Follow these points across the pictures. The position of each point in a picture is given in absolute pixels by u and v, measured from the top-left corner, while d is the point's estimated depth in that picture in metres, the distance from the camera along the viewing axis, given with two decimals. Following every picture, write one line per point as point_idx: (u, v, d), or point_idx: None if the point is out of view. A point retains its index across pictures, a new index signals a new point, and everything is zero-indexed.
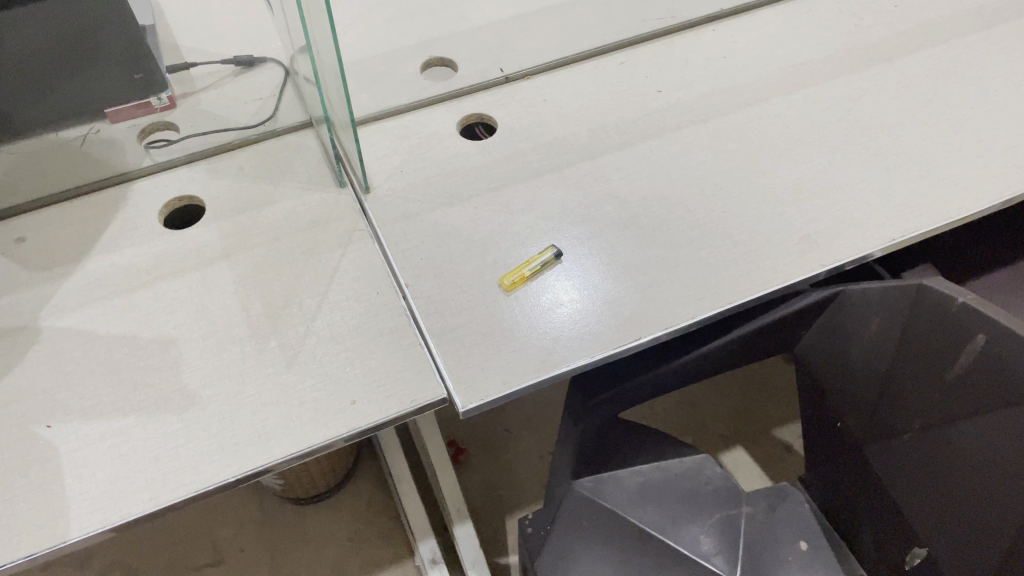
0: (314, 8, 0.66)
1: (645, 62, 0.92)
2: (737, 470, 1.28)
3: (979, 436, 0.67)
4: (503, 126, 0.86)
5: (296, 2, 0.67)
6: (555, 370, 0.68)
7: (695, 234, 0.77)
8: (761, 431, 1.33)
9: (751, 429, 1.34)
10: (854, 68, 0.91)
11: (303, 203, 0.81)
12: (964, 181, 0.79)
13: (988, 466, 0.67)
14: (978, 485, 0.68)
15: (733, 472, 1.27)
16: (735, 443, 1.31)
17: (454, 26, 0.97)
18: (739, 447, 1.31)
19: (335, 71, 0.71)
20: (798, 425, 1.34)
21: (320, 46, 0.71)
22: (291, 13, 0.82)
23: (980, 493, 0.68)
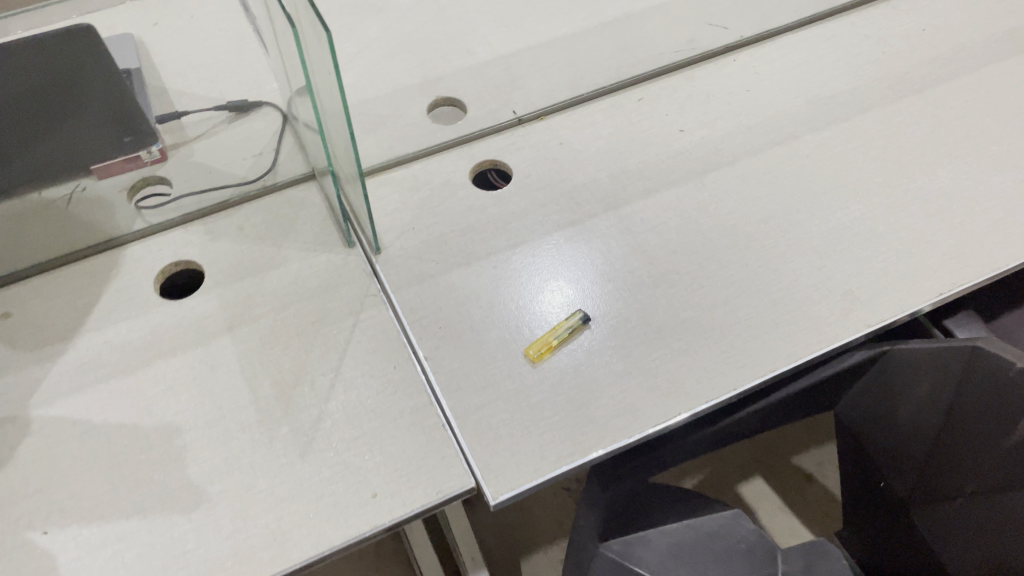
0: (322, 64, 0.61)
1: (665, 98, 0.87)
2: (762, 508, 1.24)
3: None
4: (520, 174, 0.81)
5: (301, 57, 0.62)
6: (590, 453, 0.63)
7: (730, 292, 0.72)
8: (781, 458, 1.30)
9: (780, 462, 1.29)
10: (885, 100, 0.87)
11: (310, 265, 0.75)
12: (1010, 227, 0.75)
13: None
14: None
15: (751, 507, 1.24)
16: (753, 473, 1.28)
17: (459, 60, 0.91)
18: (757, 476, 1.28)
19: (344, 133, 0.65)
20: (818, 451, 1.30)
21: (326, 101, 0.66)
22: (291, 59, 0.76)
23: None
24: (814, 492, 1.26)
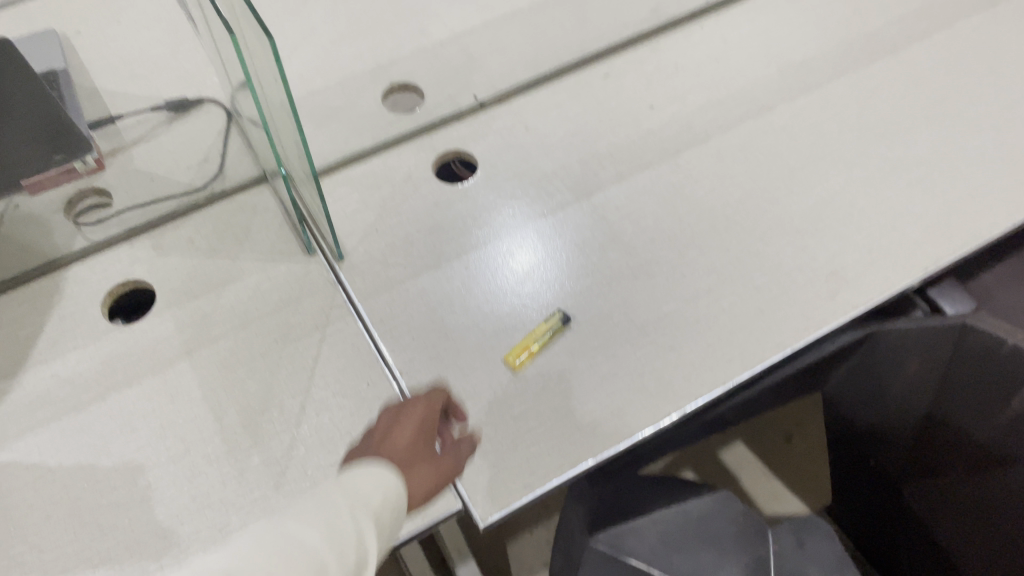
0: (265, 69, 0.56)
1: (631, 73, 0.83)
2: (746, 474, 1.24)
3: None
4: (485, 164, 0.77)
5: (242, 63, 0.56)
6: (579, 463, 0.61)
7: (712, 281, 0.69)
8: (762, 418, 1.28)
9: (761, 422, 1.28)
10: (858, 63, 0.84)
11: (268, 277, 0.71)
12: (993, 194, 0.74)
13: None
14: None
15: (735, 473, 1.24)
16: (735, 437, 1.27)
17: (412, 41, 0.86)
18: (739, 441, 1.27)
19: (294, 141, 0.60)
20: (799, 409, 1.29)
21: (274, 106, 0.61)
22: (229, 56, 0.70)
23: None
24: (796, 452, 1.25)
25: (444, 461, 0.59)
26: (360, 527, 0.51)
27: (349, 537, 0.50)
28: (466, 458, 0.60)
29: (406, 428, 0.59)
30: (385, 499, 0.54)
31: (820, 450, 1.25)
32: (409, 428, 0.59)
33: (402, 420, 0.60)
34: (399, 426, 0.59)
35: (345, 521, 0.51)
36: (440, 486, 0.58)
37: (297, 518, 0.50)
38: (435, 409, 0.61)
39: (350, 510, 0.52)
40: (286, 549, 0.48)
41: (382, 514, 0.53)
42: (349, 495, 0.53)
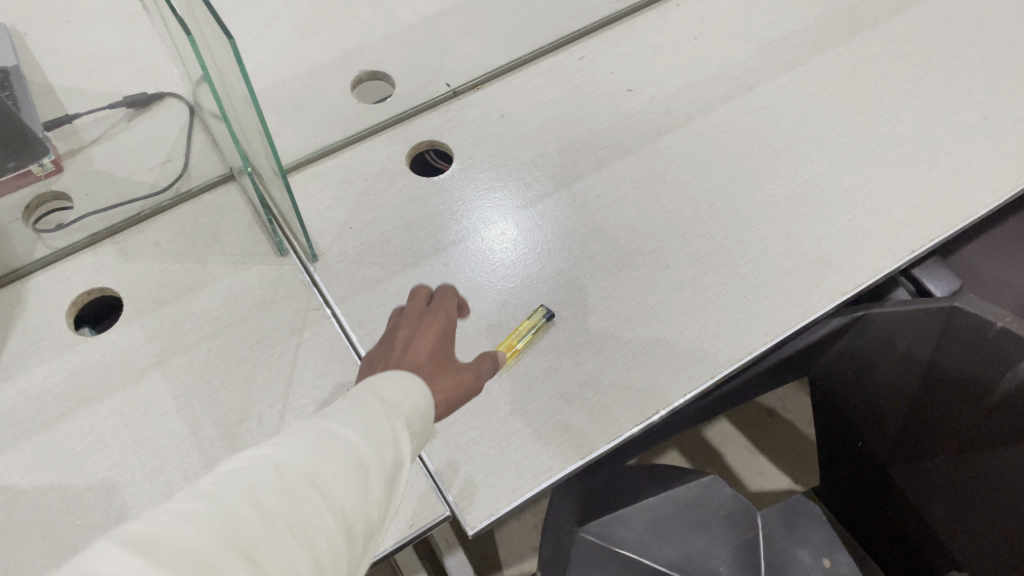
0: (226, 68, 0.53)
1: (608, 54, 0.80)
2: (729, 450, 1.24)
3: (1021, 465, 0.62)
4: (461, 154, 0.74)
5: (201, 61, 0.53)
6: (568, 464, 0.59)
7: (697, 269, 0.68)
8: None
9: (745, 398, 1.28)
10: (839, 38, 0.82)
11: (240, 281, 0.68)
12: (978, 170, 0.72)
13: None
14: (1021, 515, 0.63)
15: (718, 449, 1.24)
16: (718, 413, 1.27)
17: (379, 26, 0.83)
18: (722, 417, 1.27)
19: (262, 143, 0.58)
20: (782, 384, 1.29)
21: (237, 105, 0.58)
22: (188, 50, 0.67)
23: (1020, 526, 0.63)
24: (779, 428, 1.26)
25: (466, 371, 0.55)
26: (400, 420, 0.45)
27: (392, 438, 0.44)
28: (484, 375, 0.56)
29: (425, 337, 0.55)
30: (422, 405, 0.48)
31: (803, 426, 1.25)
32: (429, 337, 0.55)
33: (420, 329, 0.55)
34: (417, 334, 0.55)
35: (384, 416, 0.45)
36: (463, 399, 0.53)
37: (334, 413, 0.44)
38: (450, 323, 0.57)
39: (390, 408, 0.45)
40: (322, 445, 0.41)
41: (422, 417, 0.48)
42: (385, 396, 0.46)
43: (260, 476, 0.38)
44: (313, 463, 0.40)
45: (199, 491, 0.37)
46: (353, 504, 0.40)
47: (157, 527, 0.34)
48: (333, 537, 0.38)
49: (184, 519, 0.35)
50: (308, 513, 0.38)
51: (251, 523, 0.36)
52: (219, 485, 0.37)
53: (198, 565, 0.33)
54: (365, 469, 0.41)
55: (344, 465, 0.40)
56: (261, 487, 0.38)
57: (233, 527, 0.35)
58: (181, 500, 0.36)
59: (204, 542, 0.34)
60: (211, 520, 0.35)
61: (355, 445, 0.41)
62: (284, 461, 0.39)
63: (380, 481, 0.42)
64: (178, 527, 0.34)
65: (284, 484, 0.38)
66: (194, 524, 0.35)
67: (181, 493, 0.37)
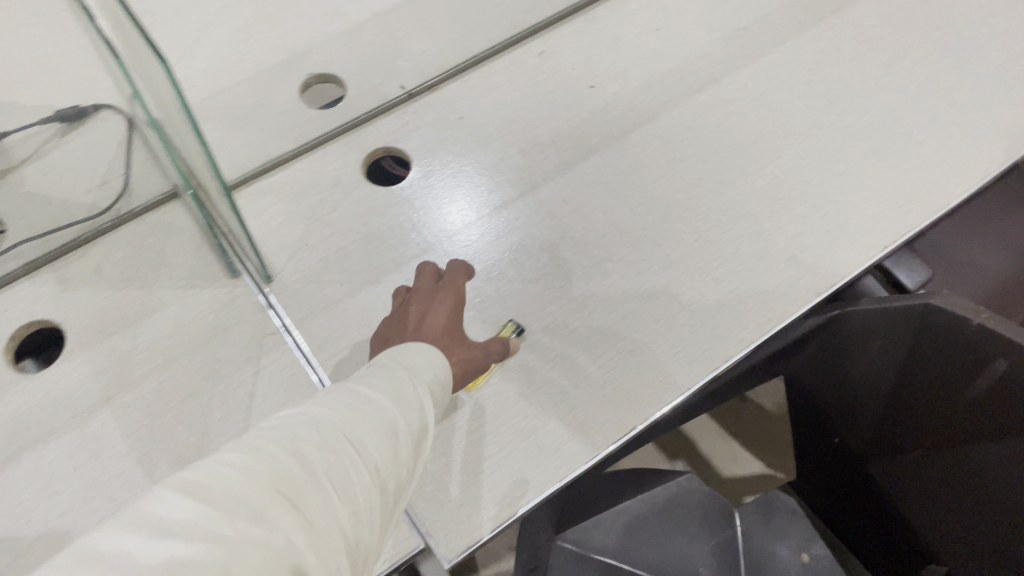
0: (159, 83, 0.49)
1: (568, 48, 0.77)
2: (703, 436, 1.23)
3: (999, 459, 0.61)
4: (420, 160, 0.71)
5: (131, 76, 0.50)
6: (545, 489, 0.57)
7: (669, 274, 0.66)
8: None
9: None
10: (803, 25, 0.80)
11: (191, 307, 0.64)
12: (948, 159, 0.71)
13: (1012, 490, 0.61)
14: (1000, 508, 0.62)
15: (693, 437, 1.23)
16: None
17: (327, 25, 0.79)
18: None
19: (202, 160, 0.54)
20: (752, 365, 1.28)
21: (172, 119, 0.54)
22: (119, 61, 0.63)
23: (1001, 523, 0.63)
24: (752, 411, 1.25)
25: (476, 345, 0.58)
26: (420, 389, 0.50)
27: (415, 405, 0.49)
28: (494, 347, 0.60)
29: (439, 310, 0.58)
30: (440, 375, 0.53)
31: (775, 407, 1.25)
32: (443, 309, 0.58)
33: (433, 303, 0.59)
34: (431, 309, 0.58)
35: (408, 384, 0.50)
36: (476, 371, 0.57)
37: (363, 380, 0.49)
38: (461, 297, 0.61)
39: (411, 378, 0.50)
40: (353, 410, 0.45)
41: (440, 387, 0.53)
42: (408, 367, 0.51)
43: (302, 431, 0.42)
44: (347, 425, 0.44)
45: (249, 444, 0.40)
46: (381, 465, 0.44)
47: (215, 472, 0.37)
48: (367, 490, 0.42)
49: (240, 467, 0.38)
50: (345, 468, 0.42)
51: (298, 473, 0.39)
52: (267, 440, 0.41)
53: (255, 505, 0.36)
54: (392, 432, 0.46)
55: (375, 425, 0.45)
56: (304, 440, 0.41)
57: (283, 476, 0.39)
58: (233, 451, 0.39)
59: (261, 487, 0.37)
60: (262, 468, 0.38)
61: (384, 410, 0.46)
62: (323, 420, 0.43)
63: (405, 442, 0.46)
64: (234, 471, 0.37)
65: (325, 440, 0.42)
66: (249, 471, 0.38)
67: (233, 446, 0.40)
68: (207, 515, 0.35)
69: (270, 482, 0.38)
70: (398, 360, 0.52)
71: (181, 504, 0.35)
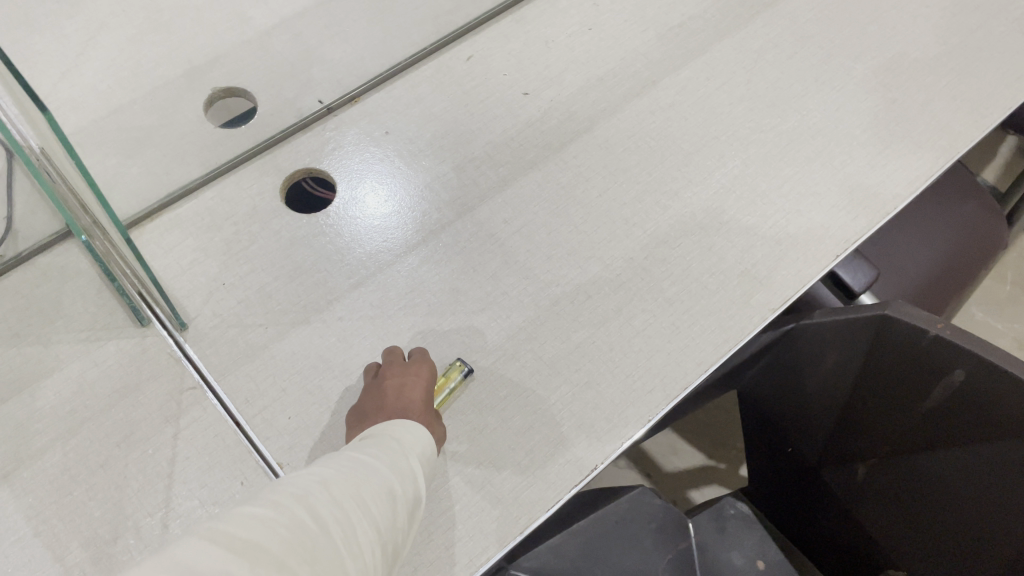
0: (39, 120, 0.42)
1: (497, 52, 0.73)
2: (663, 454, 1.18)
3: (956, 468, 0.61)
4: (344, 183, 0.65)
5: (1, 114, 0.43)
6: (505, 543, 0.53)
7: (620, 297, 0.62)
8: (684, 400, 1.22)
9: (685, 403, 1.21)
10: (739, 21, 0.77)
11: (95, 362, 0.57)
12: (892, 159, 0.70)
13: (972, 500, 0.60)
14: (959, 517, 0.61)
15: (654, 456, 1.17)
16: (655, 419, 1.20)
17: (231, 32, 0.72)
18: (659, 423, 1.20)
19: (93, 197, 0.48)
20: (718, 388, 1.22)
21: (59, 156, 0.47)
22: None
23: (961, 531, 0.62)
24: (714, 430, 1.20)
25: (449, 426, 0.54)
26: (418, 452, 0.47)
27: (415, 468, 0.45)
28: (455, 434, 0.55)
29: (417, 383, 0.54)
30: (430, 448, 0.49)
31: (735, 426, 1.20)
32: (421, 382, 0.54)
33: (409, 376, 0.54)
34: (409, 380, 0.54)
35: (400, 452, 0.45)
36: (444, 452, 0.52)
37: (357, 448, 0.45)
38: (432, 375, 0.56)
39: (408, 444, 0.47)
40: (357, 467, 0.42)
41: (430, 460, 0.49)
42: (399, 435, 0.47)
43: (312, 487, 0.39)
44: (355, 480, 0.41)
45: (262, 499, 0.37)
46: (387, 524, 0.41)
47: (232, 523, 0.34)
48: (373, 551, 0.39)
49: (259, 519, 0.35)
50: (355, 523, 0.38)
51: (312, 528, 0.36)
52: (278, 494, 0.37)
53: (274, 554, 0.33)
54: (396, 494, 0.42)
55: (379, 488, 0.41)
56: (315, 496, 0.38)
57: (299, 528, 0.35)
58: (247, 507, 0.36)
59: (279, 538, 0.34)
60: (279, 519, 0.35)
61: (385, 473, 0.42)
62: (331, 479, 0.40)
63: (403, 509, 0.43)
64: (251, 523, 0.34)
65: (333, 496, 0.39)
66: (267, 524, 0.35)
67: (248, 500, 0.37)
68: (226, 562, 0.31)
69: (287, 534, 0.34)
70: (390, 428, 0.48)
71: (204, 551, 0.32)
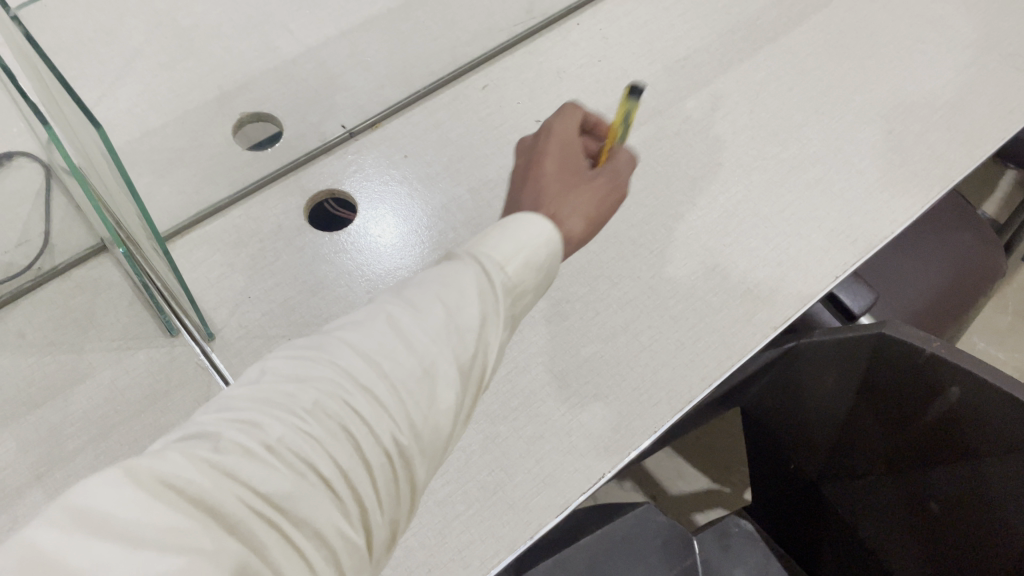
0: (89, 138, 0.45)
1: (512, 82, 0.76)
2: (669, 479, 1.19)
3: (952, 481, 0.63)
4: (365, 203, 0.68)
5: (52, 132, 0.45)
6: (515, 547, 0.55)
7: (628, 314, 0.65)
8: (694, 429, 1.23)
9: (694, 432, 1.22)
10: (742, 54, 0.80)
11: (125, 370, 0.60)
12: (888, 187, 0.73)
13: (967, 511, 0.62)
14: (955, 527, 0.63)
15: (660, 480, 1.19)
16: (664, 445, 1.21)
17: (259, 60, 0.75)
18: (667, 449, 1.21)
19: (137, 218, 0.50)
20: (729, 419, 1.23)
21: (102, 171, 0.49)
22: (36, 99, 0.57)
23: (950, 543, 0.64)
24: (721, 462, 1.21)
25: (599, 181, 0.56)
26: (487, 290, 0.47)
27: (476, 322, 0.45)
28: (627, 167, 0.59)
29: (550, 158, 0.57)
30: (529, 261, 0.49)
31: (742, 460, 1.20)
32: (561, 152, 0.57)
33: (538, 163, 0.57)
34: (551, 150, 0.57)
35: (469, 297, 0.46)
36: (608, 199, 0.56)
37: (402, 313, 0.44)
38: (575, 142, 0.59)
39: (485, 278, 0.47)
40: (384, 348, 0.42)
41: (519, 278, 0.48)
42: (482, 260, 0.47)
43: (303, 412, 0.39)
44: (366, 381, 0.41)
45: (237, 433, 0.37)
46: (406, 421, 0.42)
47: (196, 470, 0.35)
48: (377, 461, 0.40)
49: (220, 469, 0.36)
50: (348, 447, 0.40)
51: (284, 469, 0.37)
52: (258, 424, 0.38)
53: (226, 514, 0.35)
54: (433, 373, 0.43)
55: (392, 396, 0.41)
56: (305, 425, 0.39)
57: (267, 471, 0.37)
58: (220, 441, 0.37)
59: (238, 490, 0.36)
60: (247, 464, 0.36)
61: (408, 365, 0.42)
62: (333, 393, 0.40)
63: (440, 397, 0.43)
64: (210, 476, 0.35)
65: (325, 422, 0.39)
66: (228, 472, 0.36)
67: (228, 427, 0.38)
68: (171, 522, 0.33)
69: (246, 484, 0.36)
70: (473, 257, 0.48)
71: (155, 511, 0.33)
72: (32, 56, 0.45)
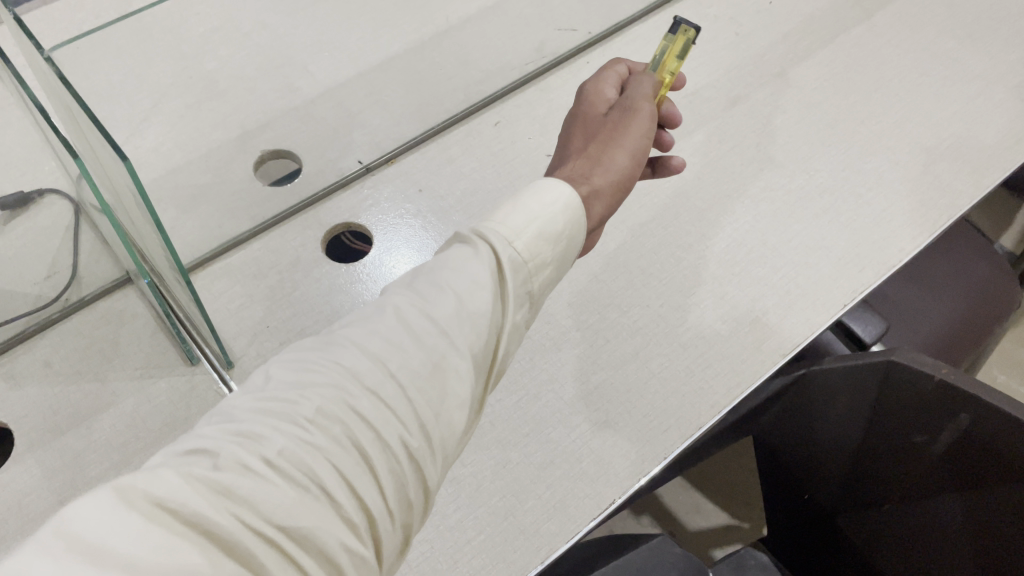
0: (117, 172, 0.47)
1: (523, 118, 0.78)
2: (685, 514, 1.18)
3: (969, 506, 0.62)
4: (380, 236, 0.70)
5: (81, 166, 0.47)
6: (527, 572, 0.55)
7: (638, 341, 0.66)
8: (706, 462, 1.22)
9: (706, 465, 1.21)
10: (750, 89, 0.82)
11: (147, 398, 0.62)
12: (895, 216, 0.74)
13: (988, 536, 0.61)
14: (977, 553, 0.63)
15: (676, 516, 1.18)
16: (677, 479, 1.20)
17: (280, 100, 0.78)
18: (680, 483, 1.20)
19: (160, 248, 0.52)
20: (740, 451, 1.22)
21: (128, 203, 0.51)
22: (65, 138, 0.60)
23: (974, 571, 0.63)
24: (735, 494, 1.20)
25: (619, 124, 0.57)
26: (496, 277, 0.47)
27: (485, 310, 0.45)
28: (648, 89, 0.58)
29: (574, 138, 0.59)
30: (544, 231, 0.49)
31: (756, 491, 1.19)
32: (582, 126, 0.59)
33: (571, 138, 0.59)
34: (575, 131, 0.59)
35: (478, 285, 0.46)
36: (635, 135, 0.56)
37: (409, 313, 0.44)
38: (596, 104, 0.60)
39: (496, 252, 0.47)
40: (394, 347, 0.43)
41: (532, 252, 0.48)
42: (492, 232, 0.48)
43: (307, 422, 0.39)
44: (370, 383, 0.41)
45: (236, 449, 0.37)
46: (414, 424, 0.42)
47: (195, 489, 0.35)
48: (388, 466, 0.40)
49: (218, 487, 0.36)
50: (353, 456, 0.39)
51: (287, 483, 0.37)
52: (256, 439, 0.38)
53: (225, 536, 0.35)
54: (440, 370, 0.43)
55: (398, 403, 0.41)
56: (308, 436, 0.39)
57: (268, 487, 0.36)
58: (218, 458, 0.37)
59: (238, 510, 0.35)
60: (246, 481, 0.36)
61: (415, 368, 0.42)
62: (337, 401, 0.40)
63: (445, 405, 0.43)
64: (208, 495, 0.35)
65: (330, 430, 0.39)
66: (227, 490, 0.36)
67: (230, 440, 0.38)
68: (169, 545, 0.33)
69: (243, 504, 0.36)
70: (483, 234, 0.48)
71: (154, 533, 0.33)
72: (64, 94, 0.47)
